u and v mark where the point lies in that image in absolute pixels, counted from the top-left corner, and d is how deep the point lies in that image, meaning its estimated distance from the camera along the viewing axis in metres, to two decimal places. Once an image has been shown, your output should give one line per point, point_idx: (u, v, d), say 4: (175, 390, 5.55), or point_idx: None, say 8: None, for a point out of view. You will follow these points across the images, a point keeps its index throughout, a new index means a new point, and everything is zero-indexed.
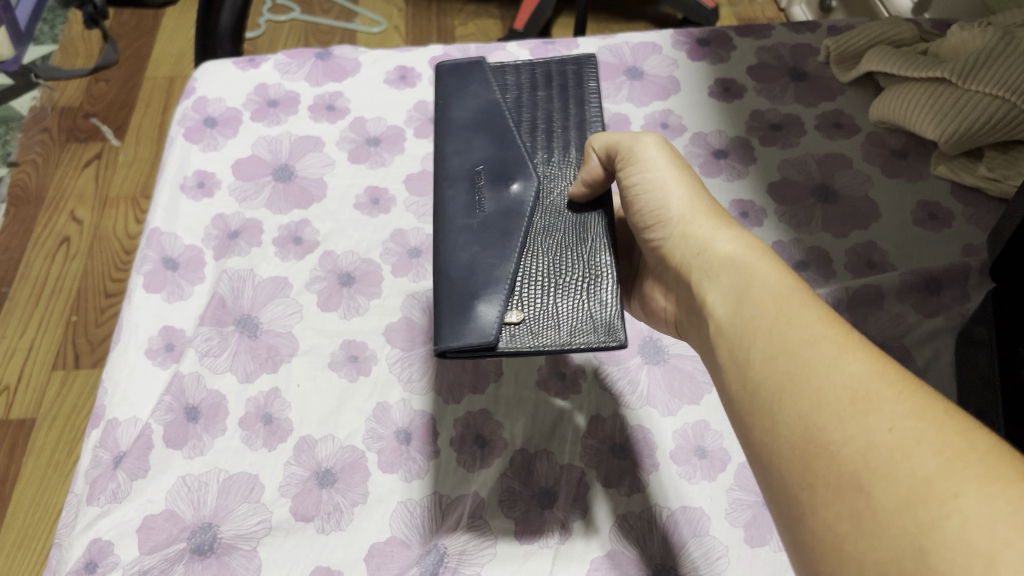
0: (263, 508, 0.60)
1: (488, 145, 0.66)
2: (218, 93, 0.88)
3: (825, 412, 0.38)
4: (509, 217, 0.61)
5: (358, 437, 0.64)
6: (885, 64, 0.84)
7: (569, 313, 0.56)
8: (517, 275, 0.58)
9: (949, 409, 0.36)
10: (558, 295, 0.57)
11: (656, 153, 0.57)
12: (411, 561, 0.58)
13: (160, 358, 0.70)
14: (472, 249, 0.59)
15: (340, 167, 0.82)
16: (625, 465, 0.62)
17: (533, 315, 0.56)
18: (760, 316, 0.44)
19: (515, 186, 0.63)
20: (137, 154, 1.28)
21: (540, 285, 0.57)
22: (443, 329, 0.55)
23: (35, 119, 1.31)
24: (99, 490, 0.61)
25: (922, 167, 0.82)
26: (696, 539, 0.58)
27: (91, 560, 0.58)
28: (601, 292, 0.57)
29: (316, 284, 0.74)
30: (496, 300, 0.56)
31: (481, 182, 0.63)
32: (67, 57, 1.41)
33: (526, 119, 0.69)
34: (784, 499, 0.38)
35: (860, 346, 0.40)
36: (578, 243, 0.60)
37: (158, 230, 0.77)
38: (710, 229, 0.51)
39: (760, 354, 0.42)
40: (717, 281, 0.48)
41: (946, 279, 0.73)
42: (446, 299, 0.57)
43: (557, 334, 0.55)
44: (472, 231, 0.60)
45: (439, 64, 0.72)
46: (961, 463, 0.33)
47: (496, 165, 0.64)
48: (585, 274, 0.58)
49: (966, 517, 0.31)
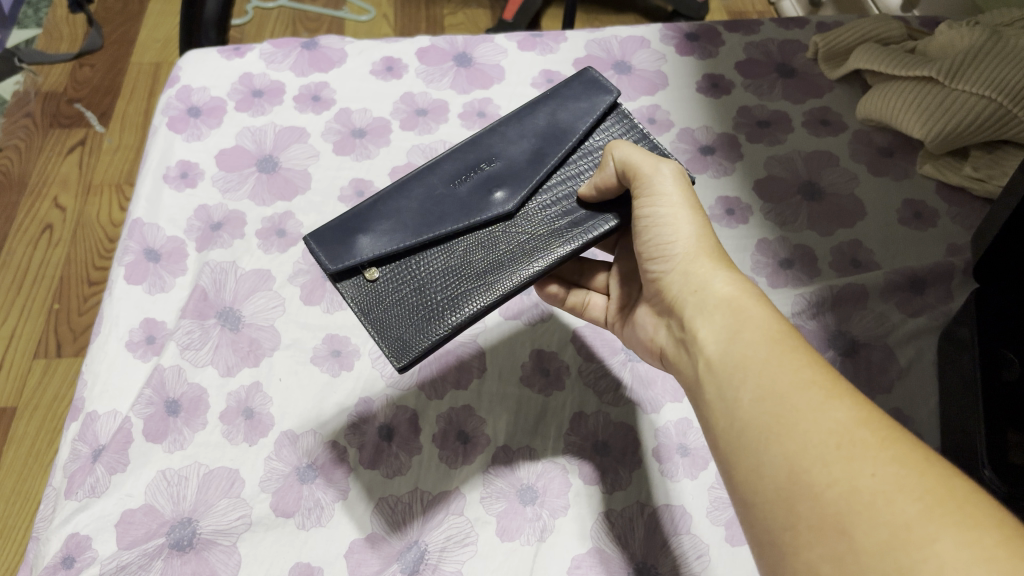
0: (243, 504, 0.60)
1: (525, 151, 0.64)
2: (203, 82, 0.87)
3: (810, 455, 0.39)
4: (460, 209, 0.60)
5: (340, 432, 0.64)
6: (873, 63, 0.84)
7: (398, 323, 0.57)
8: (412, 256, 0.60)
9: (929, 456, 0.37)
10: (413, 295, 0.59)
11: (672, 188, 0.55)
12: (390, 558, 0.58)
13: (141, 351, 0.69)
14: (409, 202, 0.61)
15: (325, 158, 0.82)
16: (608, 463, 0.62)
17: (382, 289, 0.59)
18: (752, 356, 0.44)
19: (496, 195, 0.61)
20: (122, 140, 1.27)
21: (408, 277, 0.59)
22: (324, 230, 0.60)
23: (17, 104, 1.29)
24: (78, 483, 0.61)
25: (908, 165, 0.82)
26: (678, 537, 0.59)
27: (69, 555, 0.57)
28: (435, 325, 0.57)
29: (299, 277, 0.73)
30: (375, 252, 0.59)
31: (481, 168, 0.63)
32: (51, 41, 1.38)
33: (572, 165, 0.64)
34: (766, 539, 0.39)
35: (846, 393, 0.41)
36: (473, 277, 0.59)
37: (140, 221, 0.76)
38: (710, 269, 0.51)
39: (749, 395, 0.43)
40: (712, 321, 0.48)
41: (929, 279, 0.73)
42: (345, 217, 0.60)
43: (380, 331, 0.58)
44: (426, 194, 0.61)
45: (587, 68, 0.69)
46: (939, 510, 0.34)
47: (507, 168, 0.63)
48: (440, 303, 0.58)
49: (943, 562, 0.32)
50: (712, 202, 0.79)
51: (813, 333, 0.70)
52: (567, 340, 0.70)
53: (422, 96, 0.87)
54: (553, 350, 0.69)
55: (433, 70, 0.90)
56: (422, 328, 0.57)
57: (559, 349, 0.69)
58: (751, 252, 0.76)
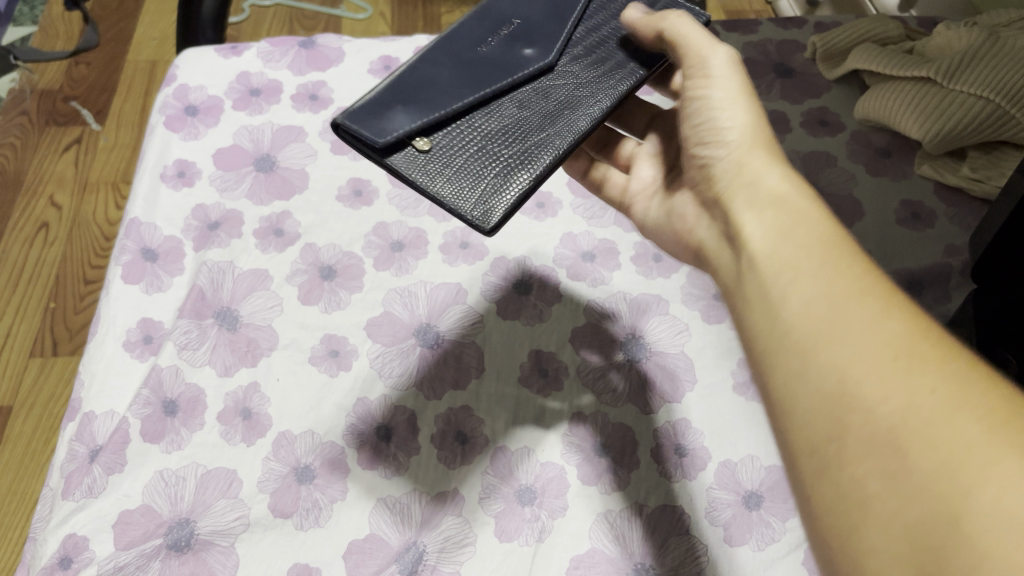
0: (241, 505, 0.60)
1: (539, 10, 0.64)
2: (200, 81, 0.86)
3: (862, 366, 0.36)
4: (498, 68, 0.59)
5: (337, 432, 0.64)
6: (871, 63, 0.84)
7: (467, 185, 0.55)
8: (460, 121, 0.57)
9: (992, 376, 0.34)
10: (474, 155, 0.56)
11: (727, 73, 0.55)
12: (389, 559, 0.58)
13: (138, 351, 0.69)
14: (447, 69, 0.58)
15: (322, 157, 0.81)
16: (606, 463, 0.63)
17: (441, 155, 0.56)
18: (802, 259, 0.42)
19: (527, 51, 0.61)
20: (118, 138, 1.26)
21: (464, 142, 0.57)
22: (357, 111, 0.54)
23: (13, 102, 1.28)
24: (74, 484, 0.61)
25: (906, 166, 0.82)
26: (676, 537, 0.59)
27: (66, 556, 0.57)
28: (510, 181, 0.55)
29: (297, 277, 0.73)
30: (423, 119, 0.55)
31: (504, 32, 0.62)
32: (47, 39, 1.38)
33: (586, 23, 0.65)
34: (802, 450, 0.37)
35: (904, 305, 0.38)
36: (532, 130, 0.58)
37: (137, 220, 0.76)
38: (764, 165, 0.49)
39: (796, 296, 0.41)
40: (756, 224, 0.46)
41: (927, 280, 0.73)
42: (380, 92, 0.56)
43: (452, 195, 0.54)
44: (459, 59, 0.59)
45: None
46: (1003, 432, 0.32)
47: (529, 25, 0.63)
48: (509, 157, 0.56)
49: (1006, 486, 0.30)
50: None
51: None
52: (565, 341, 0.70)
53: None
54: (551, 351, 0.69)
55: None
56: (500, 184, 0.55)
57: (557, 349, 0.69)
58: None
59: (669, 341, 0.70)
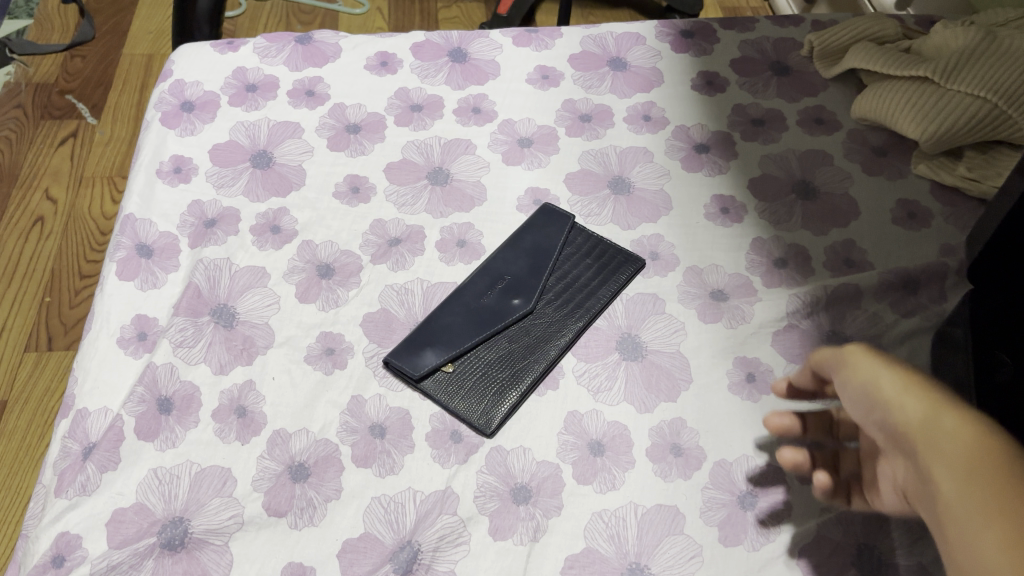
0: (234, 503, 0.60)
1: (526, 266, 0.73)
2: (196, 76, 0.86)
3: None
4: (492, 324, 0.69)
5: (331, 430, 0.63)
6: (869, 62, 0.84)
7: (474, 395, 0.65)
8: (470, 352, 0.68)
9: None
10: (478, 377, 0.66)
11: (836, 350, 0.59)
12: (384, 558, 0.58)
13: (132, 348, 0.68)
14: (456, 331, 0.68)
15: (318, 154, 0.81)
16: (601, 463, 0.62)
17: (457, 373, 0.67)
18: (968, 497, 0.46)
19: (516, 301, 0.71)
20: (114, 132, 1.25)
21: (478, 362, 0.67)
22: (398, 352, 0.67)
23: (8, 95, 1.28)
24: (67, 482, 0.60)
25: (902, 165, 0.82)
26: (670, 537, 0.59)
27: (58, 554, 0.57)
28: (506, 395, 0.65)
29: (294, 275, 0.72)
30: (443, 354, 0.67)
31: (499, 287, 0.71)
32: (42, 32, 1.37)
33: (562, 271, 0.74)
34: None
35: None
36: (517, 378, 0.66)
37: (132, 216, 0.76)
38: (898, 395, 0.53)
39: (978, 536, 0.45)
40: (939, 475, 0.48)
41: (923, 280, 0.74)
42: (412, 335, 0.68)
43: (462, 405, 0.65)
44: (467, 309, 0.70)
45: (546, 202, 0.78)
46: None
47: (517, 279, 0.72)
48: (505, 377, 0.66)
49: None
50: (707, 201, 0.79)
51: (807, 333, 0.70)
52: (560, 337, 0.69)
53: (417, 92, 0.87)
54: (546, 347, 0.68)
55: (428, 65, 0.89)
56: (498, 398, 0.65)
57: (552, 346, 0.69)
58: (745, 252, 0.76)
59: (665, 340, 0.70)
